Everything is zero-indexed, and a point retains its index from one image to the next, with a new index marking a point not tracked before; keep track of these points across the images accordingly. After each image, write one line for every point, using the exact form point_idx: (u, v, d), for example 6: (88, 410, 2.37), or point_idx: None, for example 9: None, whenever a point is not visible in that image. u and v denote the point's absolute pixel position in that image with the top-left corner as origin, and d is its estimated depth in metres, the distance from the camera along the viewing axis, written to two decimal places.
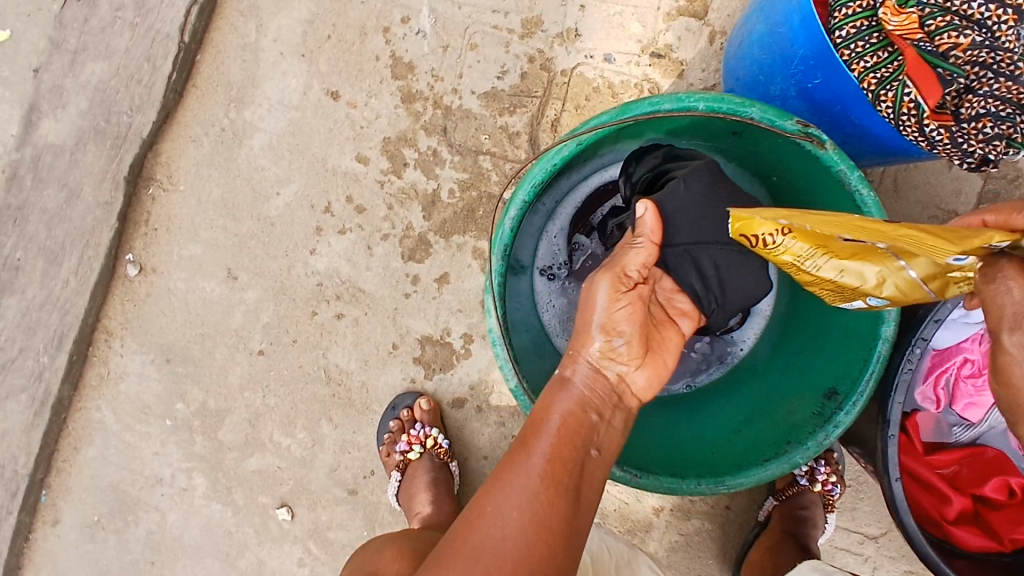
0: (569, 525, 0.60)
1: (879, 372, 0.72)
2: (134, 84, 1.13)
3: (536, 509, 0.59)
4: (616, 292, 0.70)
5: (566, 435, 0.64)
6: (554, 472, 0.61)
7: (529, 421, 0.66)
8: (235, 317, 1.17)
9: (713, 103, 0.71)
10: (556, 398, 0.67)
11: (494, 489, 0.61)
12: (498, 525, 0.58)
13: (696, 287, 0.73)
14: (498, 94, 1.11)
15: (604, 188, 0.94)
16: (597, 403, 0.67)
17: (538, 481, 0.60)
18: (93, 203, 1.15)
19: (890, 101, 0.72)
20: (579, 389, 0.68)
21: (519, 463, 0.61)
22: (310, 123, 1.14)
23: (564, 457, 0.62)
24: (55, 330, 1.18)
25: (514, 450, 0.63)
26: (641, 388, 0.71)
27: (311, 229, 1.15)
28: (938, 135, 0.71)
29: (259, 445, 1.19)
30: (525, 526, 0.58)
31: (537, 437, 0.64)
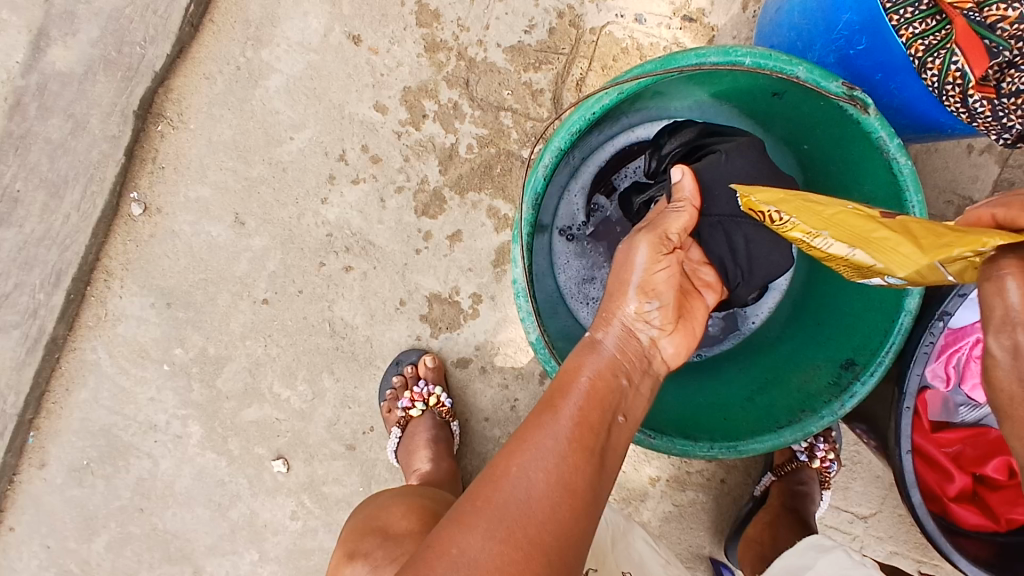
0: (593, 489, 0.58)
1: (899, 345, 0.71)
2: (149, 15, 1.09)
3: (564, 469, 0.56)
4: (658, 253, 0.69)
5: (595, 398, 0.62)
6: (582, 434, 0.59)
7: (554, 384, 0.64)
8: (240, 264, 1.14)
9: (760, 59, 0.69)
10: (583, 362, 0.66)
11: (520, 446, 0.58)
12: (525, 482, 0.55)
13: (727, 259, 0.73)
14: (524, 49, 1.08)
15: (629, 149, 0.92)
16: (627, 367, 0.66)
17: (566, 442, 0.58)
18: (99, 137, 1.11)
19: (936, 69, 0.69)
20: (609, 353, 0.67)
21: (546, 423, 0.59)
22: (329, 67, 1.10)
23: (591, 420, 0.61)
24: (54, 265, 1.13)
25: (540, 411, 0.61)
26: (672, 354, 0.71)
27: (324, 176, 1.12)
28: (980, 107, 0.68)
29: (258, 395, 1.17)
30: (554, 485, 0.55)
31: (564, 399, 0.62)
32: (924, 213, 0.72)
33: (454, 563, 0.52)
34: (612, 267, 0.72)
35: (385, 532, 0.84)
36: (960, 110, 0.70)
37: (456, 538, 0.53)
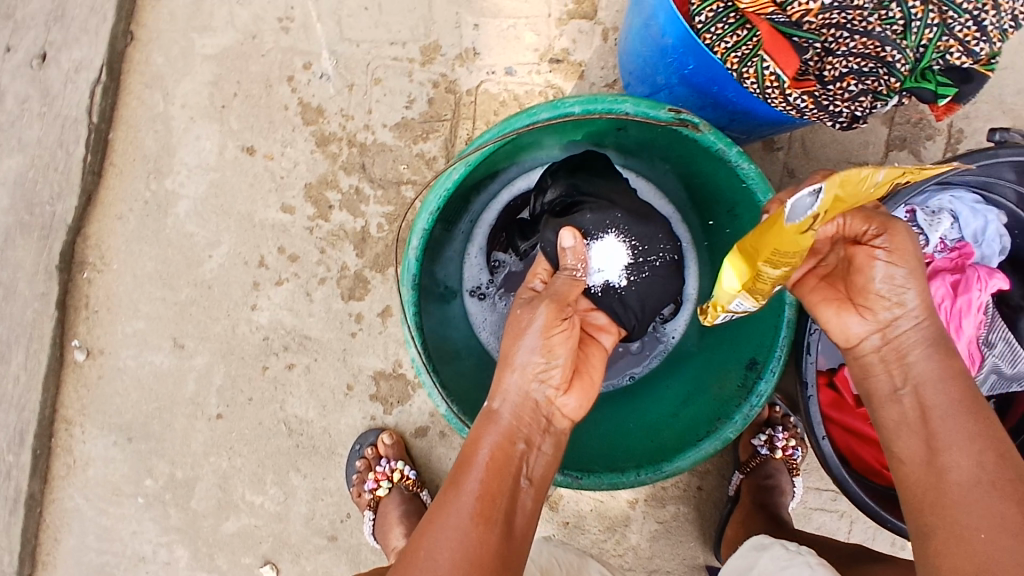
0: (501, 558, 0.60)
1: (789, 338, 0.74)
2: (51, 173, 1.13)
3: (469, 546, 0.59)
4: (556, 317, 0.70)
5: (495, 468, 0.64)
6: (485, 507, 0.61)
7: (460, 458, 0.66)
8: (189, 385, 1.17)
9: (587, 104, 0.72)
10: (483, 431, 0.67)
11: (428, 531, 0.60)
12: (433, 566, 0.58)
13: (617, 307, 0.79)
14: (409, 124, 1.12)
15: (513, 203, 0.96)
16: (525, 431, 0.67)
17: (469, 520, 0.60)
18: (30, 296, 1.15)
19: (752, 77, 0.73)
20: (506, 420, 0.67)
21: (450, 503, 0.61)
22: (231, 182, 1.14)
23: (494, 491, 0.63)
24: (15, 426, 1.17)
25: (446, 490, 0.64)
26: (576, 411, 0.71)
27: (249, 285, 1.15)
28: (803, 101, 0.73)
29: (233, 507, 1.18)
30: (460, 563, 0.58)
31: (466, 474, 0.64)
32: None
33: None
34: (511, 327, 0.72)
35: None
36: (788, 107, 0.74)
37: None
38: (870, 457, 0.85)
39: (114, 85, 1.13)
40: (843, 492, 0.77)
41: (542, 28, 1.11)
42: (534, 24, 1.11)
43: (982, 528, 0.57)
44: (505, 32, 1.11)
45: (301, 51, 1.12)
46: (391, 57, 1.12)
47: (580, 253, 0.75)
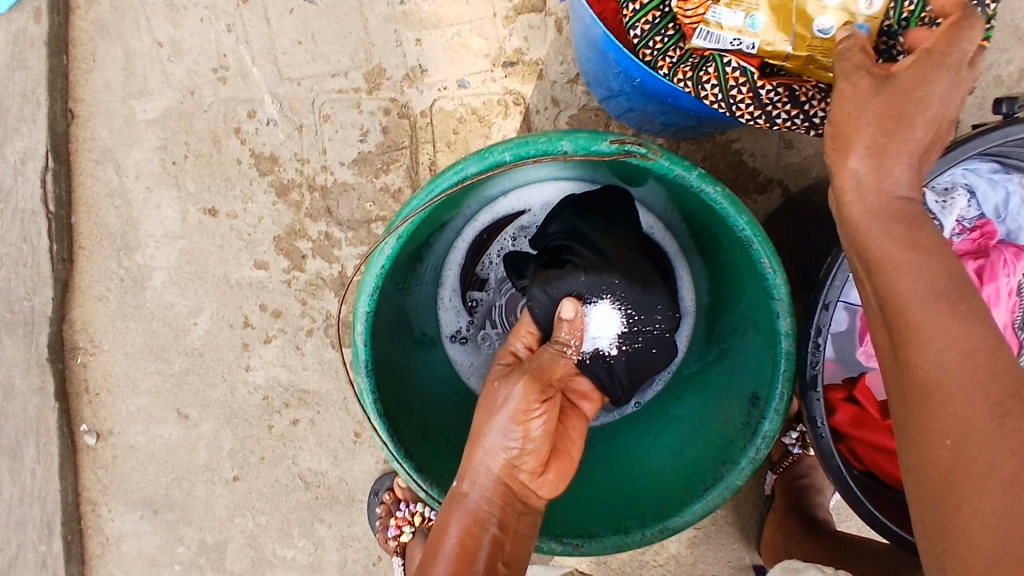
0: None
1: (790, 373, 0.65)
2: (22, 269, 1.11)
3: None
4: (532, 399, 0.66)
5: (462, 560, 0.62)
6: None
7: (429, 547, 0.64)
8: (201, 452, 1.17)
9: (518, 149, 0.62)
10: (452, 512, 0.65)
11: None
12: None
13: (603, 376, 0.74)
14: (367, 157, 1.06)
15: (478, 240, 0.89)
16: (495, 515, 0.64)
17: None
18: (29, 392, 1.15)
19: (714, 77, 0.66)
20: (473, 503, 0.65)
21: None
22: (200, 246, 1.11)
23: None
24: (42, 518, 1.19)
25: None
26: (556, 483, 0.68)
27: (238, 346, 1.13)
28: (777, 94, 0.66)
29: (267, 563, 1.19)
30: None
31: (433, 567, 0.62)
32: (757, 231, 0.61)
33: None
34: (483, 406, 0.69)
35: None
36: (758, 117, 0.67)
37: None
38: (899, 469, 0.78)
39: (64, 168, 1.10)
40: (875, 527, 0.70)
41: (489, 30, 1.01)
42: (480, 28, 1.02)
43: (977, 417, 0.46)
44: (450, 41, 1.02)
45: (243, 99, 1.06)
46: (334, 90, 1.05)
47: (577, 325, 0.69)
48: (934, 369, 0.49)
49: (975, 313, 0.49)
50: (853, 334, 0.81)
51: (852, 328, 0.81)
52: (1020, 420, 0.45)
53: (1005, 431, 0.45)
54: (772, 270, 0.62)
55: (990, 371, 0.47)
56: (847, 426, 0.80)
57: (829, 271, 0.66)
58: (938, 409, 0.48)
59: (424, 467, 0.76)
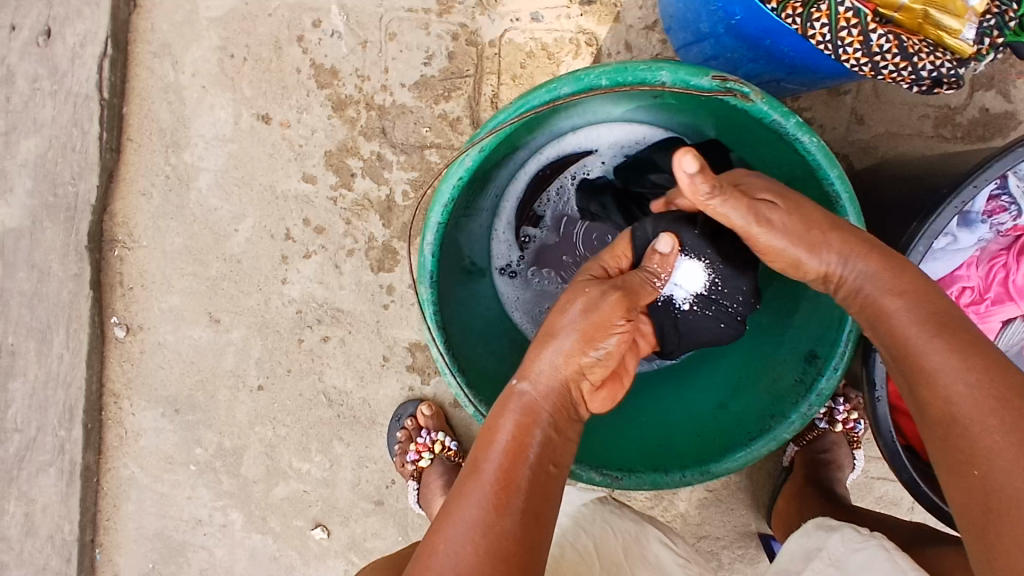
0: (521, 544, 0.57)
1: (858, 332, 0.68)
2: (70, 152, 1.10)
3: (491, 537, 0.56)
4: (615, 315, 0.66)
5: (517, 455, 0.61)
6: (505, 494, 0.59)
7: (478, 443, 0.64)
8: (228, 358, 1.17)
9: (616, 75, 0.62)
10: (504, 411, 0.66)
11: (445, 522, 0.59)
12: (451, 560, 0.56)
13: (667, 326, 0.75)
14: (429, 82, 1.04)
15: (541, 173, 0.88)
16: (549, 414, 0.65)
17: (488, 510, 0.58)
18: (64, 277, 1.15)
19: (824, 15, 0.61)
20: (530, 402, 0.65)
21: (469, 491, 0.60)
22: (250, 152, 1.10)
23: (513, 478, 0.60)
24: (65, 403, 1.20)
25: (465, 478, 0.62)
26: (604, 401, 0.69)
27: (277, 258, 1.13)
28: (888, 43, 0.62)
29: (281, 474, 1.21)
30: (478, 553, 0.56)
31: (485, 460, 0.62)
32: (847, 186, 0.64)
33: None
34: (556, 308, 0.69)
35: None
36: (864, 65, 0.63)
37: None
38: None
39: (122, 57, 1.08)
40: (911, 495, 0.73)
41: None
42: None
43: (893, 304, 0.61)
44: None
45: (309, 8, 1.05)
46: (404, 8, 1.03)
47: (669, 260, 0.71)
48: (924, 363, 0.57)
49: (931, 313, 0.59)
50: None
51: None
52: (902, 282, 0.62)
53: (1005, 404, 0.53)
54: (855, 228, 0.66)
55: (967, 357, 0.56)
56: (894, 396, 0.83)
57: (913, 238, 0.70)
58: (940, 395, 0.56)
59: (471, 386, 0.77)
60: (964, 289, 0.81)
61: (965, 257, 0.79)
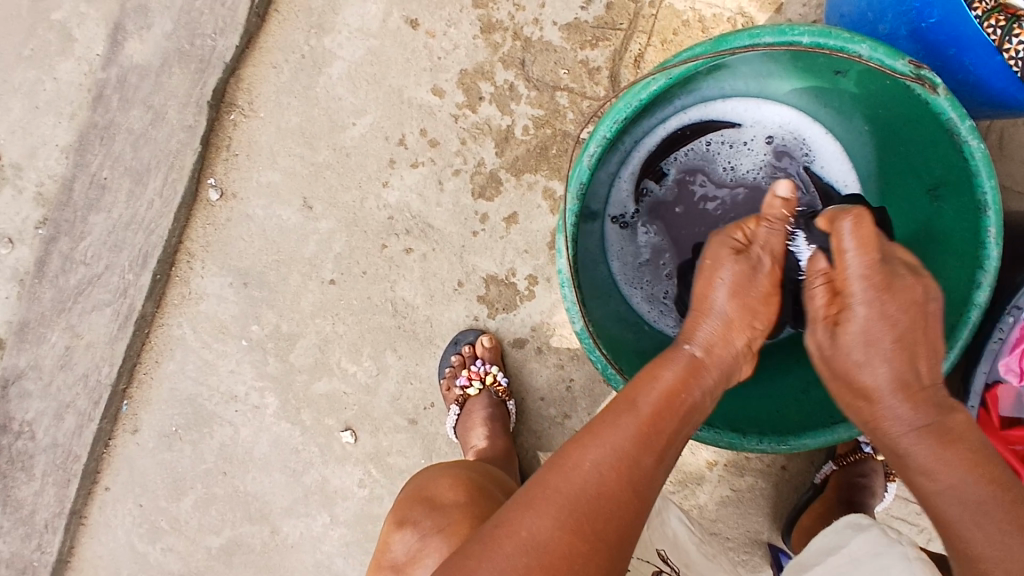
0: (653, 489, 0.55)
1: (968, 340, 0.70)
2: (218, 7, 1.13)
3: (634, 467, 0.54)
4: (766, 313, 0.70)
5: (668, 402, 0.59)
6: (653, 434, 0.56)
7: (630, 381, 0.62)
8: (309, 246, 1.19)
9: (818, 37, 0.67)
10: (660, 364, 0.63)
11: (588, 436, 0.55)
12: (595, 473, 0.53)
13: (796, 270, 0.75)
14: (580, 26, 1.07)
15: (680, 133, 0.90)
16: (701, 377, 0.63)
17: (636, 440, 0.55)
18: (177, 126, 1.17)
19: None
20: (688, 360, 0.64)
21: (617, 415, 0.57)
22: (389, 52, 1.12)
23: (665, 424, 0.57)
24: (141, 248, 1.22)
25: (612, 402, 0.59)
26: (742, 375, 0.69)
27: (385, 161, 1.15)
28: None
29: (327, 369, 1.23)
30: (622, 480, 0.53)
31: (636, 395, 0.59)
32: (996, 198, 0.68)
33: (522, 545, 0.49)
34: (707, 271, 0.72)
35: (434, 501, 0.76)
36: None
37: (522, 523, 0.50)
38: None
39: None
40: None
41: None
42: None
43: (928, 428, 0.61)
44: None
45: None
46: None
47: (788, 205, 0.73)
48: (922, 466, 0.59)
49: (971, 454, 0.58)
50: None
51: None
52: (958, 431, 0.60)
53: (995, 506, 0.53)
54: (994, 240, 0.69)
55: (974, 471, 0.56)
56: None
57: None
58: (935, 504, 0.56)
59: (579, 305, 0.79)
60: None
61: None
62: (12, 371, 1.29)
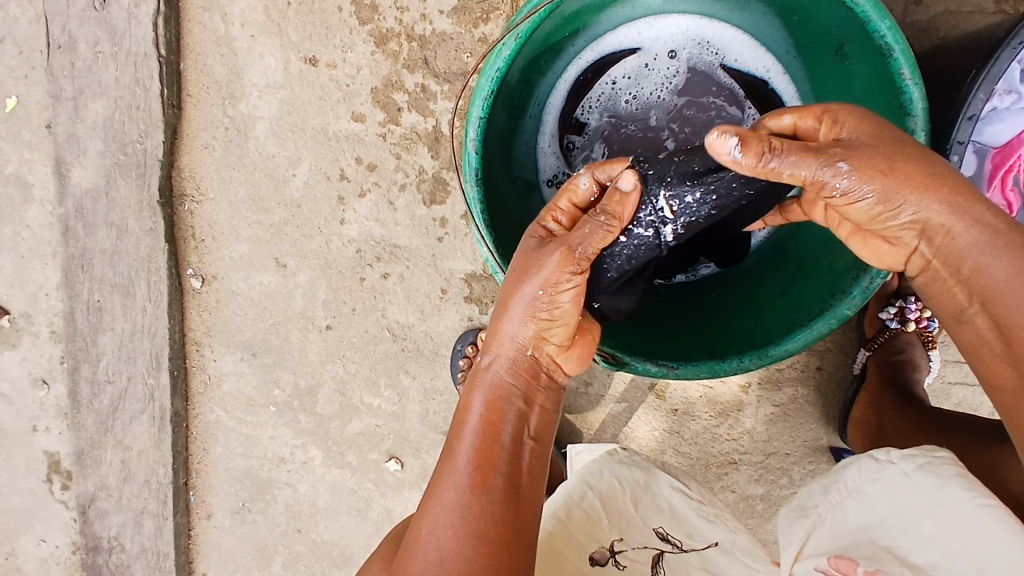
0: (505, 524, 0.66)
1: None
2: (135, 112, 1.16)
3: (469, 521, 0.66)
4: (564, 273, 0.66)
5: (486, 434, 0.69)
6: (481, 476, 0.67)
7: (457, 420, 0.72)
8: (297, 301, 1.22)
9: None
10: (476, 386, 0.72)
11: (433, 506, 0.68)
12: (439, 542, 0.66)
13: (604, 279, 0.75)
14: (466, 6, 1.06)
15: (582, 80, 0.87)
16: (518, 389, 0.71)
17: (467, 492, 0.67)
18: (140, 233, 1.21)
19: None
20: (496, 377, 0.71)
21: (450, 473, 0.69)
22: (301, 97, 1.13)
23: (491, 457, 0.68)
24: (151, 352, 1.26)
25: (446, 458, 0.71)
26: (576, 364, 0.74)
27: (334, 200, 1.16)
28: None
29: (354, 409, 1.25)
30: (463, 536, 0.65)
31: (461, 441, 0.70)
32: (897, 37, 0.65)
33: None
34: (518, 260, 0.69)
35: None
36: None
37: None
38: None
39: (174, 13, 1.13)
40: None
41: None
42: None
43: None
44: None
45: None
46: None
47: (625, 200, 0.68)
48: None
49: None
50: (980, 179, 0.81)
51: (980, 172, 0.81)
52: None
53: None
54: (910, 81, 0.66)
55: None
56: None
57: (973, 85, 0.67)
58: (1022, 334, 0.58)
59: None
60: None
61: None
62: (85, 496, 1.34)
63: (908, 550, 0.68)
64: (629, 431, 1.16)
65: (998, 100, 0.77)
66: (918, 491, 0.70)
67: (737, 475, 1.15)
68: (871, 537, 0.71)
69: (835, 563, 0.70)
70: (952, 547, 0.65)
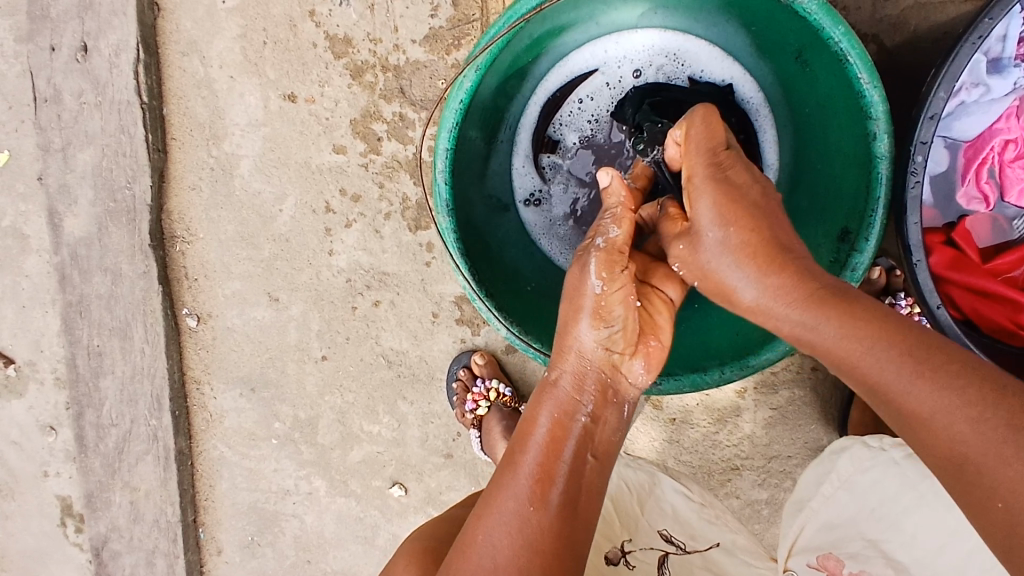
0: (562, 539, 0.61)
1: (887, 196, 0.69)
2: (122, 158, 1.18)
3: (527, 530, 0.60)
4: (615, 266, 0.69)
5: (552, 448, 0.65)
6: (542, 488, 0.63)
7: (520, 433, 0.68)
8: (291, 333, 1.23)
9: None
10: (543, 404, 0.69)
11: (487, 512, 0.63)
12: (490, 551, 0.60)
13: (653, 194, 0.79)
14: (438, 34, 1.08)
15: (552, 100, 0.88)
16: (584, 404, 0.68)
17: (526, 504, 0.62)
18: (135, 276, 1.22)
19: None
20: (564, 391, 0.69)
21: (509, 483, 0.64)
22: (282, 133, 1.15)
23: (553, 470, 0.64)
24: (152, 393, 1.27)
25: (506, 469, 0.66)
26: (647, 379, 0.71)
27: (322, 231, 1.17)
28: None
29: (355, 438, 1.26)
30: (518, 546, 0.60)
31: (524, 453, 0.66)
32: (853, 42, 0.66)
33: None
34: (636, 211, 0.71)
35: None
36: None
37: None
38: (999, 316, 0.81)
39: (154, 60, 1.16)
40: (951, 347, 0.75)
41: None
42: None
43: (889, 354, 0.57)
44: None
45: None
46: None
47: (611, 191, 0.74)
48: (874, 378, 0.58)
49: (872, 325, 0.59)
50: (954, 174, 0.82)
51: (953, 167, 0.82)
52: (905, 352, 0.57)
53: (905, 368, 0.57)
54: (869, 85, 0.67)
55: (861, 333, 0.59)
56: (943, 268, 0.82)
57: (934, 84, 0.70)
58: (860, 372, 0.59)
59: (501, 308, 0.79)
60: (1008, 142, 0.80)
61: (1003, 107, 0.79)
62: (97, 539, 1.35)
63: (893, 547, 0.79)
64: (629, 443, 1.16)
65: (965, 94, 0.79)
66: (902, 482, 0.82)
67: (739, 481, 1.15)
68: (861, 530, 0.82)
69: (824, 562, 0.80)
70: (933, 543, 0.78)
